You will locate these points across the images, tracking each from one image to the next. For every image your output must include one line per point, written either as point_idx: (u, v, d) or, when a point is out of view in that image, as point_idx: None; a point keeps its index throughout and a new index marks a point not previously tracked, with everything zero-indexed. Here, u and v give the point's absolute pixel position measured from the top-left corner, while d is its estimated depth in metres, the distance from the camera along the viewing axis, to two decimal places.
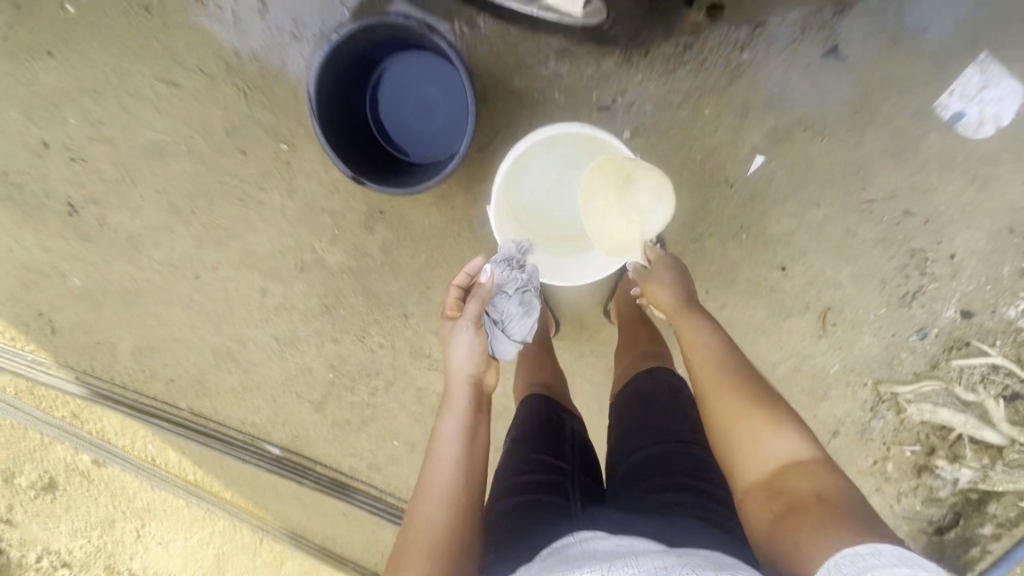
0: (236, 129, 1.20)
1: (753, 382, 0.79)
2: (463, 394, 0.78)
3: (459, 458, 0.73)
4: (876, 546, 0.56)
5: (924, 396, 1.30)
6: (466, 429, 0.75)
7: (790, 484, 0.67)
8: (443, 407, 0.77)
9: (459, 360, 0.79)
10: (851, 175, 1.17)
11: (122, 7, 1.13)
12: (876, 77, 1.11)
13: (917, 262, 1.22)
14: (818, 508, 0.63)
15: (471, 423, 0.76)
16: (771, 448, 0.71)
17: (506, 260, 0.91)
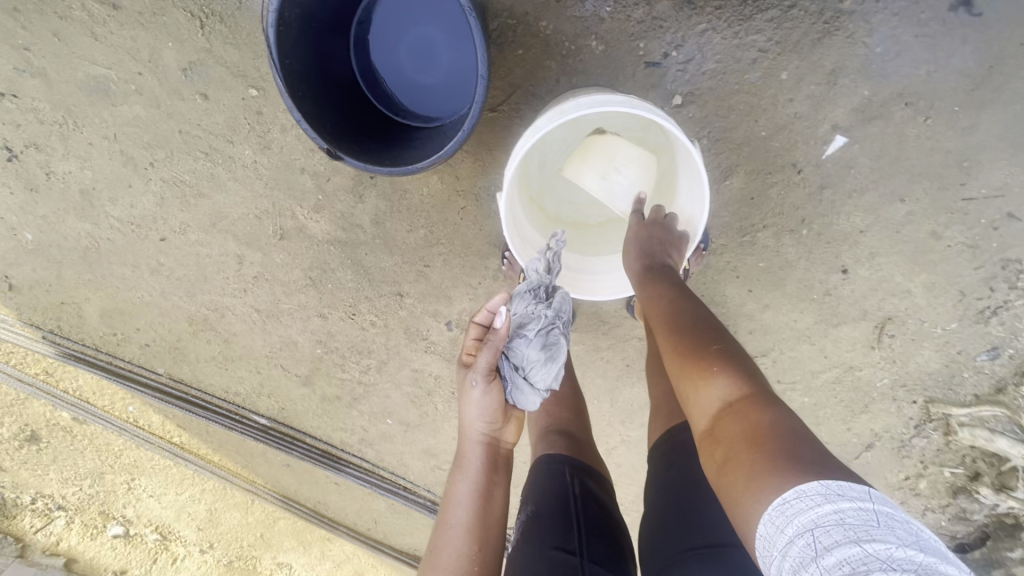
0: (196, 67, 0.98)
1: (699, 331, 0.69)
2: (477, 454, 0.68)
3: (471, 530, 0.63)
4: (808, 487, 0.47)
5: (981, 420, 1.15)
6: (480, 494, 0.66)
7: (724, 431, 0.58)
8: (455, 467, 0.68)
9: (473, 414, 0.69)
10: (951, 165, 0.94)
11: None
12: (1007, 41, 0.86)
13: (1008, 273, 1.02)
14: (749, 453, 0.53)
15: (487, 488, 0.66)
16: (706, 402, 0.62)
17: (532, 289, 0.77)
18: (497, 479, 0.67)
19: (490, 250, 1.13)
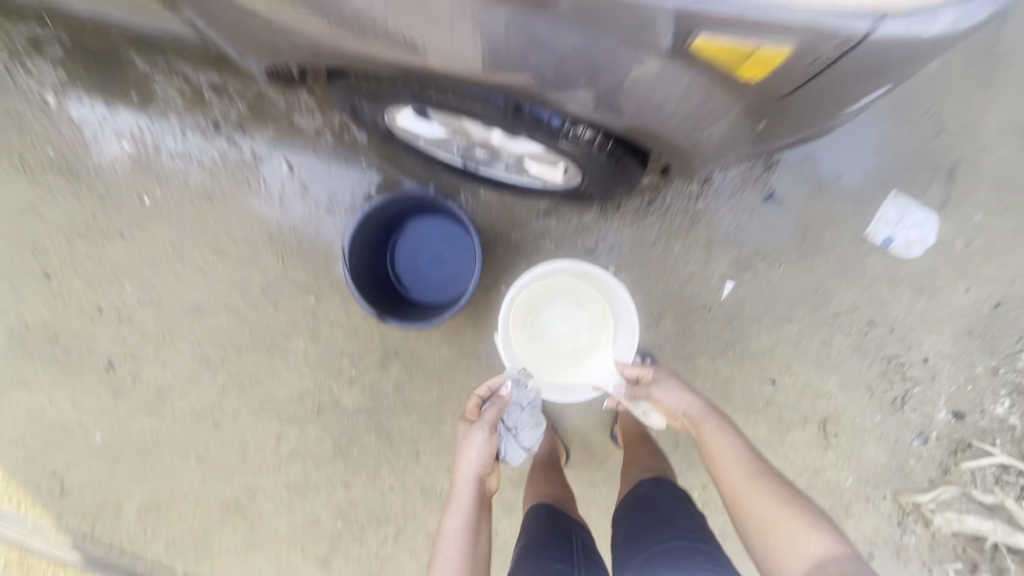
0: (271, 287, 1.38)
1: (757, 470, 0.95)
2: (469, 493, 0.90)
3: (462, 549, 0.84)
4: None
5: (945, 503, 1.28)
6: (469, 524, 0.87)
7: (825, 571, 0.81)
8: (450, 502, 0.90)
9: (468, 461, 0.92)
10: (813, 293, 1.33)
11: (188, 197, 1.37)
12: (812, 214, 1.33)
13: (895, 367, 1.32)
14: None
15: (474, 519, 0.88)
16: (808, 545, 0.84)
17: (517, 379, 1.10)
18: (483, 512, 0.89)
19: None
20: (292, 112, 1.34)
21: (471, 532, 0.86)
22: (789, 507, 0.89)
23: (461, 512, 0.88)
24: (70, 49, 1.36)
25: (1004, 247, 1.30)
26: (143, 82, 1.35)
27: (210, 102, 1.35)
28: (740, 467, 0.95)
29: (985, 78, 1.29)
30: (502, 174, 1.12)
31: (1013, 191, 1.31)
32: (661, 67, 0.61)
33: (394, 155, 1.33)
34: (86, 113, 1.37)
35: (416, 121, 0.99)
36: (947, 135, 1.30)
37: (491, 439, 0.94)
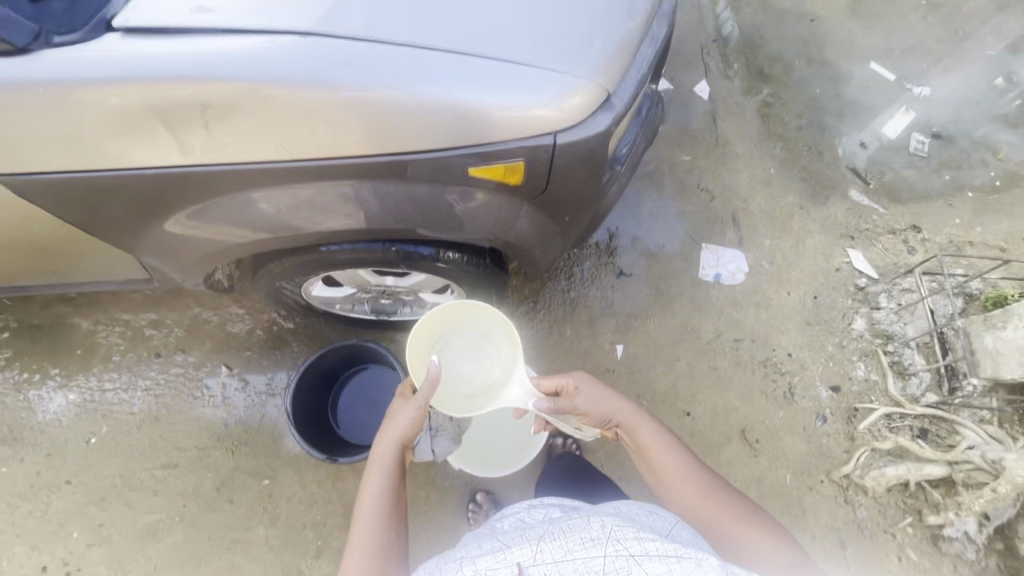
0: (225, 483, 1.45)
1: (690, 468, 0.96)
2: (390, 461, 0.93)
3: (382, 512, 0.88)
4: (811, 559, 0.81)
5: (867, 465, 1.44)
6: (390, 489, 0.90)
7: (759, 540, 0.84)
8: (370, 467, 0.93)
9: (393, 429, 0.95)
10: (684, 332, 1.63)
11: (135, 425, 1.49)
12: (657, 275, 1.70)
13: (771, 367, 1.59)
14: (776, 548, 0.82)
15: (393, 486, 0.91)
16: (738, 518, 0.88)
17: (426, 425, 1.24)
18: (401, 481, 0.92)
19: (457, 520, 1.42)
20: (226, 324, 1.59)
21: (391, 496, 0.90)
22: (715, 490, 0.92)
23: (382, 476, 0.91)
24: (17, 331, 1.56)
25: (795, 257, 1.74)
26: (88, 339, 1.56)
27: (151, 337, 1.57)
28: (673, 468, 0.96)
29: (721, 160, 1.86)
30: (408, 313, 1.41)
31: (780, 219, 1.79)
32: (462, 195, 0.88)
33: (320, 331, 1.59)
34: (31, 380, 1.52)
35: (329, 289, 1.29)
36: (718, 198, 1.81)
37: (420, 414, 0.97)
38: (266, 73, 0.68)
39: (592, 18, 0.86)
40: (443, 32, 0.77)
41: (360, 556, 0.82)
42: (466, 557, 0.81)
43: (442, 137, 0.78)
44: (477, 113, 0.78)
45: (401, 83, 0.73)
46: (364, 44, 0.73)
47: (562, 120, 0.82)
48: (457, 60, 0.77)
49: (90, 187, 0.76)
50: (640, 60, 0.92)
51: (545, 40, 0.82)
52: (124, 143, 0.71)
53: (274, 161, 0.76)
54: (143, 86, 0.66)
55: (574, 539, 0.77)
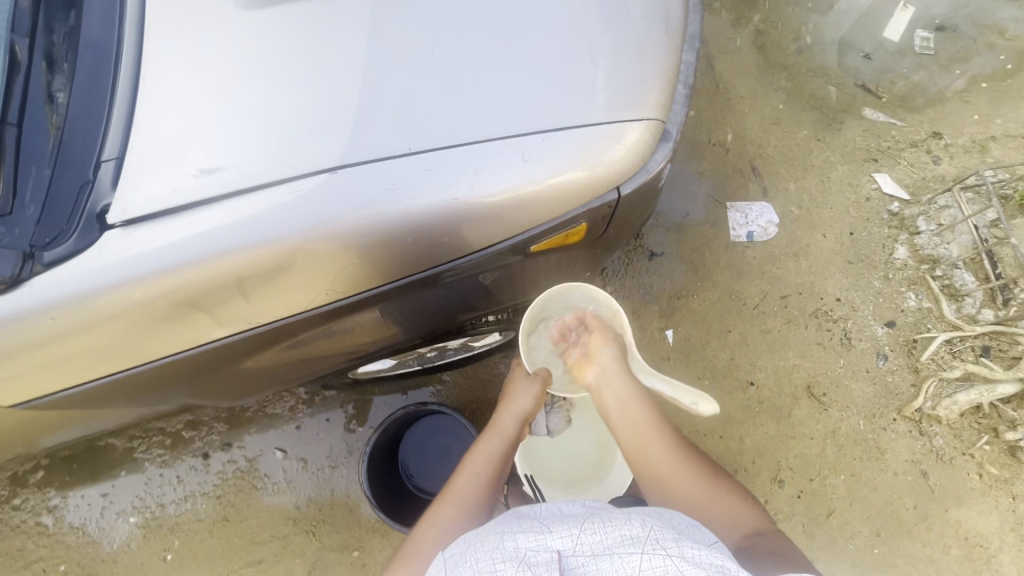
0: (316, 565, 1.43)
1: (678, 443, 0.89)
2: (510, 430, 1.02)
3: (492, 470, 0.95)
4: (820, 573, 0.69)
5: (939, 396, 1.47)
6: (503, 452, 0.99)
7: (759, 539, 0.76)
8: (490, 429, 1.02)
9: (516, 403, 1.05)
10: (730, 301, 1.59)
11: (206, 531, 1.45)
12: (688, 248, 1.63)
13: (823, 316, 1.57)
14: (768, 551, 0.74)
15: (505, 452, 0.99)
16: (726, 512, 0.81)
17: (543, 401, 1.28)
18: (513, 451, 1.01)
19: None
20: (265, 406, 1.51)
21: (502, 459, 0.98)
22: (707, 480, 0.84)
23: (497, 438, 1.00)
24: (51, 466, 1.48)
25: (823, 195, 1.67)
26: (128, 455, 1.49)
27: (191, 439, 1.50)
28: (658, 436, 0.89)
29: (727, 107, 1.75)
30: (455, 357, 1.30)
31: (800, 157, 1.71)
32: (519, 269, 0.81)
33: (364, 390, 1.52)
34: (84, 512, 1.46)
35: (377, 364, 1.22)
36: (733, 149, 1.71)
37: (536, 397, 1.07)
38: (315, 225, 0.62)
39: (635, 40, 0.75)
40: (483, 117, 0.67)
41: (470, 491, 0.90)
42: (501, 532, 0.60)
43: (502, 229, 0.70)
44: (533, 196, 0.68)
45: (457, 190, 0.65)
46: (408, 158, 0.65)
47: (627, 168, 0.72)
48: (508, 144, 0.67)
49: (144, 374, 0.74)
50: (685, 71, 0.81)
51: (596, 86, 0.71)
52: (175, 331, 0.67)
53: (344, 298, 0.71)
54: (184, 274, 0.61)
55: (611, 531, 0.58)
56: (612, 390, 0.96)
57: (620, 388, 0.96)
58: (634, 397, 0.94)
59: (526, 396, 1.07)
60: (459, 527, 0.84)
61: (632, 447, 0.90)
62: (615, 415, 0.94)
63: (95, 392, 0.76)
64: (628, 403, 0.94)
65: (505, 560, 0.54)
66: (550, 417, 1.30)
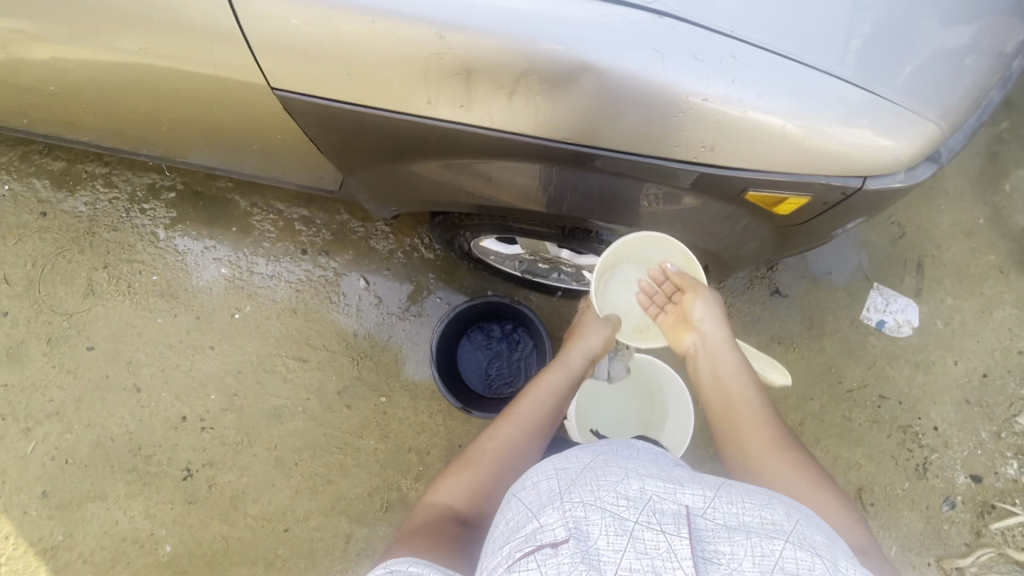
0: (346, 390, 1.52)
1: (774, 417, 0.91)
2: (573, 370, 1.07)
3: (553, 403, 1.01)
4: None
5: (986, 566, 1.39)
6: (564, 386, 1.04)
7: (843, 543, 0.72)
8: (557, 364, 1.07)
9: (583, 347, 1.11)
10: (827, 372, 1.52)
11: (275, 312, 1.56)
12: (813, 304, 1.56)
13: (911, 436, 1.48)
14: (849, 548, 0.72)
15: (567, 387, 1.05)
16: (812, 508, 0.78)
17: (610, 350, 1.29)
18: (573, 388, 1.06)
19: None
20: (370, 237, 1.60)
21: (563, 392, 1.03)
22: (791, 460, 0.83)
23: (564, 373, 1.06)
24: (183, 194, 1.63)
25: (977, 325, 1.55)
26: (245, 217, 1.61)
27: (300, 231, 1.61)
28: (750, 407, 0.91)
29: (925, 194, 1.63)
30: (557, 280, 1.39)
31: (973, 278, 1.58)
32: (719, 207, 0.81)
33: (458, 270, 1.58)
34: (190, 244, 1.60)
35: (499, 244, 1.26)
36: (908, 237, 1.61)
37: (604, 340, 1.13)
38: (610, 56, 0.65)
39: (961, 57, 0.73)
40: (805, 40, 0.67)
41: (533, 417, 0.97)
42: (622, 470, 0.64)
43: (748, 154, 0.71)
44: (798, 137, 0.69)
45: (740, 91, 0.66)
46: (720, 38, 0.66)
47: (885, 166, 0.72)
48: (811, 74, 0.67)
49: (367, 121, 0.80)
50: (983, 109, 0.79)
51: (909, 76, 0.70)
52: (431, 91, 0.72)
53: (576, 146, 0.74)
54: (486, 42, 0.66)
55: (750, 510, 0.57)
56: (713, 360, 1.01)
57: (717, 357, 1.01)
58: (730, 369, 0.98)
59: (592, 342, 1.12)
60: (516, 448, 0.91)
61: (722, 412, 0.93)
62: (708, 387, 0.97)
63: (316, 117, 0.82)
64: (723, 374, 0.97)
65: (629, 498, 0.57)
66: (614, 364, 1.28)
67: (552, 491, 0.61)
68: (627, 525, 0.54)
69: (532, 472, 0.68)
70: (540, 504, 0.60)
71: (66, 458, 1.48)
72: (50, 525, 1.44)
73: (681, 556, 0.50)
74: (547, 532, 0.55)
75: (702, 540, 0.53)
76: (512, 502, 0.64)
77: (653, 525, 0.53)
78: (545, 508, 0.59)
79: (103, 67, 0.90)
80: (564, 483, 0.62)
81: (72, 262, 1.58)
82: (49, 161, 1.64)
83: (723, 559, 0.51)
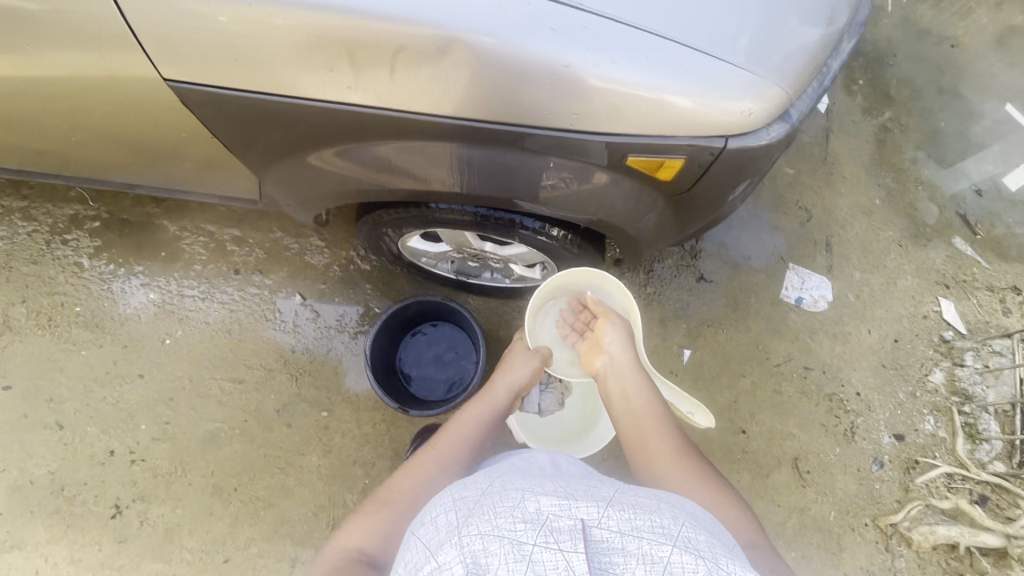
0: (286, 407, 1.49)
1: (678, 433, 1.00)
2: (500, 402, 1.10)
3: (477, 433, 1.01)
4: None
5: (918, 520, 1.45)
6: (490, 419, 1.06)
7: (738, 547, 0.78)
8: (483, 397, 1.10)
9: (509, 380, 1.15)
10: (755, 350, 1.60)
11: (208, 334, 1.53)
12: (736, 287, 1.65)
13: (837, 403, 1.56)
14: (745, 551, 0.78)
15: (493, 419, 1.07)
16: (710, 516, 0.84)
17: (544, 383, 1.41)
18: (500, 421, 1.08)
19: None
20: (304, 252, 1.61)
21: (488, 425, 1.04)
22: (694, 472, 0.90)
23: (489, 404, 1.08)
24: (109, 223, 1.60)
25: (884, 295, 1.68)
26: (175, 241, 1.59)
27: (233, 251, 1.60)
28: (658, 426, 0.99)
29: (825, 180, 1.78)
30: (488, 277, 1.44)
31: (876, 253, 1.72)
32: (607, 179, 0.89)
33: (395, 279, 1.60)
34: (117, 272, 1.57)
35: (426, 242, 1.30)
36: (815, 220, 1.74)
37: (529, 376, 1.18)
38: (480, 31, 0.73)
39: (798, 26, 0.83)
40: (651, 12, 0.76)
41: (455, 448, 0.97)
42: (520, 493, 0.66)
43: (616, 119, 0.79)
44: (656, 100, 0.77)
45: (597, 58, 0.74)
46: (575, 12, 0.74)
47: (741, 125, 0.80)
48: (658, 43, 0.76)
49: (268, 107, 0.84)
50: (825, 74, 0.89)
51: (750, 42, 0.80)
52: (321, 71, 0.78)
53: (465, 120, 0.82)
54: (365, 26, 0.73)
55: (641, 519, 0.62)
56: (623, 381, 1.10)
57: (626, 379, 1.10)
58: (639, 389, 1.07)
59: (517, 377, 1.16)
60: (434, 481, 0.90)
61: (633, 429, 1.00)
62: (619, 407, 1.06)
63: (228, 110, 0.86)
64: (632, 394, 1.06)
65: (527, 519, 0.59)
66: (544, 395, 1.39)
67: (450, 526, 0.62)
68: (523, 549, 0.55)
69: (435, 509, 0.68)
70: (439, 542, 0.60)
71: None
72: None
73: (579, 570, 0.53)
74: (443, 570, 0.55)
75: (597, 551, 0.56)
76: (413, 544, 0.64)
77: (551, 544, 0.55)
78: (443, 546, 0.58)
79: (3, 78, 0.90)
80: (463, 515, 0.63)
81: None
82: None
83: (615, 568, 0.55)
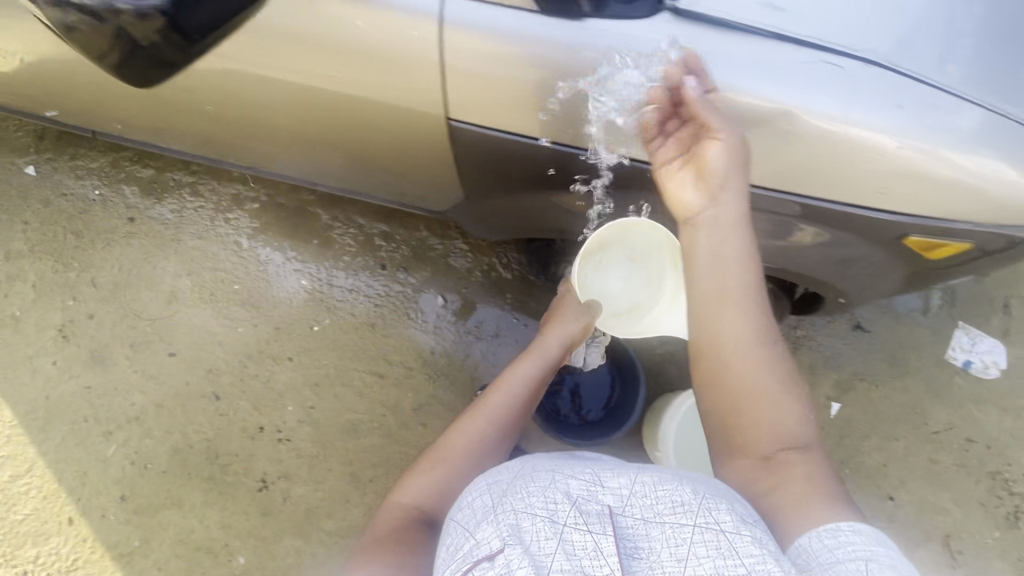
0: (422, 407, 1.52)
1: (758, 325, 0.77)
2: (549, 358, 0.99)
3: (525, 391, 0.93)
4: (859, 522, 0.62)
5: None
6: (541, 375, 0.97)
7: (794, 470, 0.69)
8: (530, 352, 1.00)
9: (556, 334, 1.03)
10: (912, 413, 1.49)
11: (352, 326, 1.57)
12: (896, 341, 1.53)
13: (1001, 483, 1.43)
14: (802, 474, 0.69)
15: (544, 375, 0.98)
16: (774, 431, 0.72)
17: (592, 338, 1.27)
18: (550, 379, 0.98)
19: None
20: (447, 254, 1.61)
21: (539, 383, 0.96)
22: (767, 377, 0.75)
23: (538, 360, 0.98)
24: (267, 206, 1.66)
25: None
26: (326, 230, 1.63)
27: (379, 246, 1.62)
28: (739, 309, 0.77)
29: None
30: None
31: None
32: (857, 243, 0.97)
33: (536, 292, 1.58)
34: (272, 255, 1.62)
35: None
36: (994, 276, 1.57)
37: (578, 330, 1.05)
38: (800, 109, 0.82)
39: None
40: (952, 99, 0.84)
41: (505, 408, 0.89)
42: (550, 471, 0.64)
43: (899, 193, 0.87)
44: (944, 183, 0.84)
45: (902, 136, 0.82)
46: (889, 96, 0.82)
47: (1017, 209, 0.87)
48: (957, 127, 0.83)
49: (547, 153, 0.98)
50: None
51: None
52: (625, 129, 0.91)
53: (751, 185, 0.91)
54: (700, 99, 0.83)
55: (666, 497, 0.60)
56: (718, 236, 0.80)
57: (721, 231, 0.80)
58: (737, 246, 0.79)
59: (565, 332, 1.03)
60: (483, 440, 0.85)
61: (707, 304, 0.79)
62: (703, 266, 0.80)
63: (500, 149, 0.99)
64: (729, 260, 0.79)
65: (558, 499, 0.58)
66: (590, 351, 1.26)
67: (485, 507, 0.60)
68: (557, 526, 0.55)
69: (470, 491, 0.65)
70: (477, 521, 0.59)
71: (143, 463, 1.48)
72: (127, 530, 1.44)
73: (607, 553, 0.53)
74: (482, 547, 0.55)
75: (625, 536, 0.55)
76: (450, 528, 0.62)
77: (581, 526, 0.55)
78: (480, 525, 0.58)
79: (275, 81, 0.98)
80: (498, 494, 0.61)
81: (157, 269, 1.61)
82: (139, 168, 1.68)
83: (642, 554, 0.54)
